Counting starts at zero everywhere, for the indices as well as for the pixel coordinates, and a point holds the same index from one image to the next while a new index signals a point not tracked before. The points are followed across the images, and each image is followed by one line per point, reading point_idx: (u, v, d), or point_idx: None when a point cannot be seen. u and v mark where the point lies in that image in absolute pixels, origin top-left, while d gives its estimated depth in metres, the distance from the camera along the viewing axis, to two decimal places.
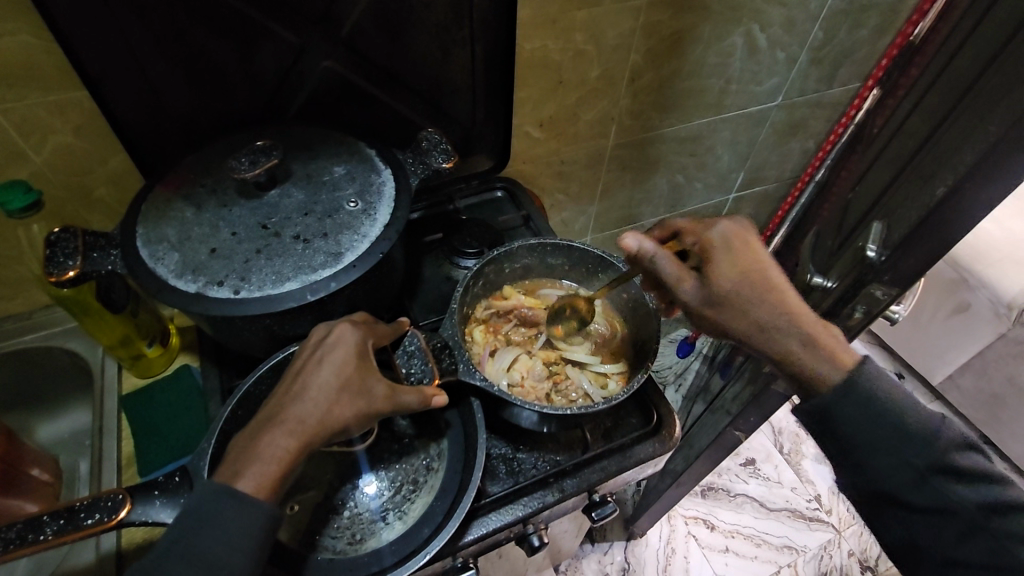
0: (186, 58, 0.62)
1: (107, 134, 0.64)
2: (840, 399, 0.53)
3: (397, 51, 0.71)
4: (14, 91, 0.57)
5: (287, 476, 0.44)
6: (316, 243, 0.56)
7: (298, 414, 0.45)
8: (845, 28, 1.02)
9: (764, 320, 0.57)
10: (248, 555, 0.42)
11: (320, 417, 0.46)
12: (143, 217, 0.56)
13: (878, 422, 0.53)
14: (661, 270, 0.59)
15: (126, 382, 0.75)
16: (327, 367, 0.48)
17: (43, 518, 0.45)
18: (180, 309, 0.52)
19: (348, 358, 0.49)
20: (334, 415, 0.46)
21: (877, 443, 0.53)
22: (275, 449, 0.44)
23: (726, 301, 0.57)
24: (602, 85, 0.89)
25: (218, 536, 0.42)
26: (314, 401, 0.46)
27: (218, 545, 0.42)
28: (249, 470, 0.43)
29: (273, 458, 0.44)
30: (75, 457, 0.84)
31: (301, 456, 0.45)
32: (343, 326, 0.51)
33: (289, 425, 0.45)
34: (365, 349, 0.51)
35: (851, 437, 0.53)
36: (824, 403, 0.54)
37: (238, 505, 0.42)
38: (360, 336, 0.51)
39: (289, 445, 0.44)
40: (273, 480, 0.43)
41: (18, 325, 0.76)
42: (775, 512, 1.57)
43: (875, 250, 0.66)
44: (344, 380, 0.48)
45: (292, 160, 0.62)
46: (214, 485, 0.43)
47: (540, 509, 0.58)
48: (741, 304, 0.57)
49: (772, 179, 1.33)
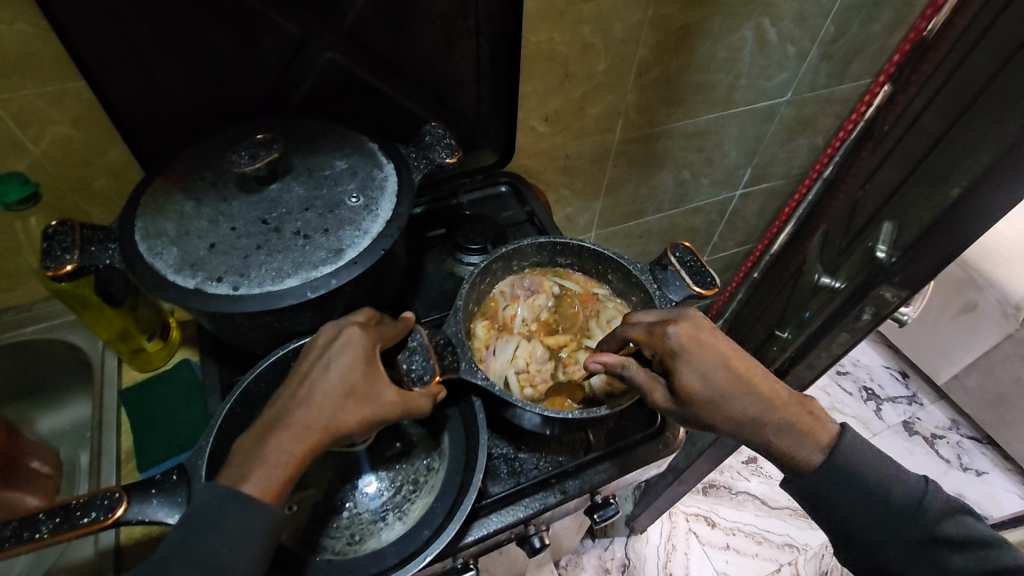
0: (186, 49, 0.60)
1: (105, 125, 0.63)
2: (825, 481, 0.55)
3: (401, 42, 0.70)
4: (11, 83, 0.57)
5: (291, 479, 0.44)
6: (316, 239, 0.55)
7: (302, 419, 0.45)
8: (857, 22, 1.00)
9: (729, 418, 0.55)
10: (251, 558, 0.42)
11: (325, 423, 0.45)
12: (141, 211, 0.55)
13: (863, 497, 0.55)
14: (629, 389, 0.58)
15: (125, 376, 0.75)
16: (331, 370, 0.47)
17: (39, 516, 0.44)
18: (179, 306, 0.51)
19: (355, 362, 0.48)
20: (335, 417, 0.45)
21: (859, 518, 0.55)
22: (281, 453, 0.43)
23: (703, 408, 0.55)
24: (609, 79, 0.88)
25: (219, 541, 0.41)
26: (317, 402, 0.46)
27: (219, 548, 0.41)
28: (253, 473, 0.43)
29: (276, 461, 0.43)
30: (75, 449, 0.84)
31: (304, 458, 0.44)
32: (351, 329, 0.50)
33: (294, 428, 0.44)
34: (374, 354, 0.49)
35: (844, 508, 0.55)
36: (814, 486, 0.56)
37: (241, 508, 0.42)
38: (369, 341, 0.49)
39: (296, 450, 0.44)
40: (275, 486, 0.43)
41: (17, 317, 0.76)
42: (777, 510, 1.57)
43: (885, 251, 0.64)
44: (347, 381, 0.47)
45: (293, 153, 0.61)
46: (216, 486, 0.43)
47: (542, 511, 0.58)
48: (718, 402, 0.54)
49: (779, 176, 1.32)
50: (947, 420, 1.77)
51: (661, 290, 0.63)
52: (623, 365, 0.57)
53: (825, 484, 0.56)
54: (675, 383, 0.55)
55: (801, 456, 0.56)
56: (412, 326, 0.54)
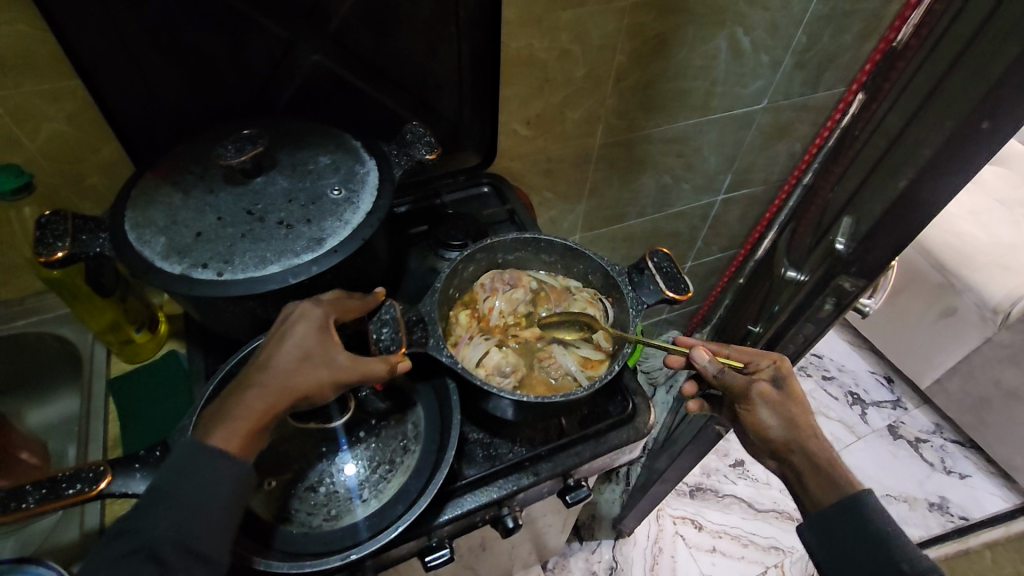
0: (178, 50, 0.63)
1: (97, 121, 0.66)
2: (838, 513, 0.57)
3: (385, 46, 0.73)
4: (8, 80, 0.59)
5: (250, 434, 0.46)
6: (298, 229, 0.57)
7: (264, 380, 0.48)
8: (828, 33, 1.04)
9: (801, 425, 0.63)
10: (226, 506, 0.44)
11: (285, 384, 0.47)
12: (131, 203, 0.58)
13: (861, 533, 0.56)
14: (728, 381, 0.67)
15: (114, 367, 0.76)
16: (288, 341, 0.49)
17: (25, 488, 0.46)
18: (165, 290, 0.53)
19: (310, 332, 0.50)
20: (294, 383, 0.48)
21: (851, 550, 0.56)
22: (244, 409, 0.46)
23: (784, 406, 0.64)
24: (588, 85, 0.92)
25: (196, 494, 0.43)
26: (278, 369, 0.48)
27: (189, 508, 0.43)
28: (229, 430, 0.46)
29: (246, 420, 0.46)
30: (63, 442, 0.85)
31: (271, 417, 0.47)
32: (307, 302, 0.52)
33: (258, 387, 0.47)
34: (326, 324, 0.51)
35: (843, 542, 0.56)
36: (825, 514, 0.58)
37: (214, 471, 0.44)
38: (324, 311, 0.52)
39: (251, 407, 0.46)
40: (242, 447, 0.46)
41: (9, 310, 0.77)
42: (763, 513, 1.58)
43: (842, 243, 0.68)
44: (305, 351, 0.49)
45: (278, 149, 0.64)
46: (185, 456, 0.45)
47: (515, 492, 0.60)
48: (796, 407, 0.64)
49: (759, 182, 1.36)
50: (931, 425, 1.79)
51: (635, 292, 0.65)
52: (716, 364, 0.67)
53: (836, 515, 0.57)
54: (777, 386, 0.65)
55: (841, 478, 0.59)
56: (383, 300, 0.56)
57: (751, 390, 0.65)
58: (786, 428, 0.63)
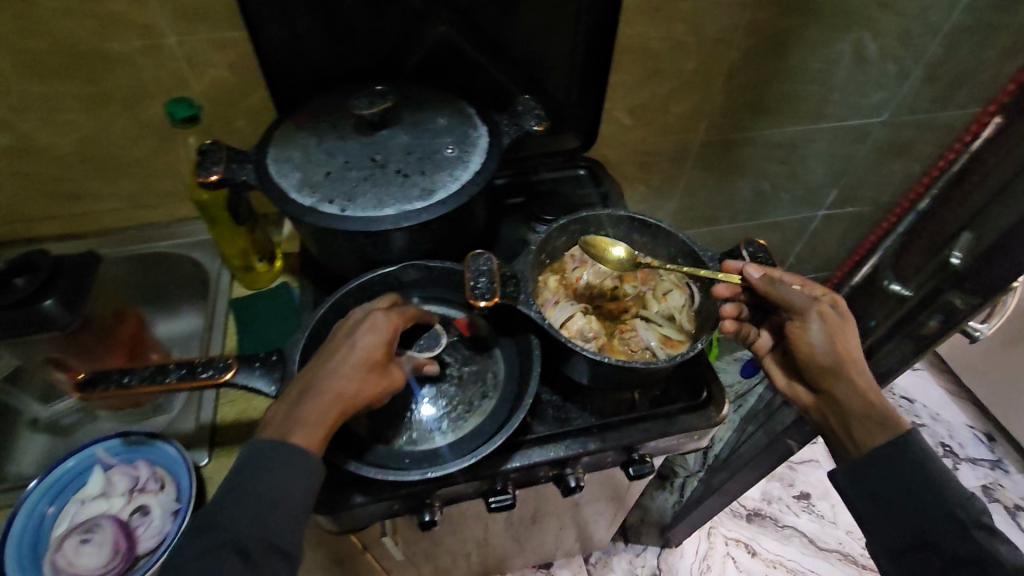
0: (326, 11, 0.71)
1: (252, 71, 0.75)
2: (889, 458, 0.58)
3: (507, 24, 0.77)
4: (189, 27, 0.69)
5: (331, 435, 0.51)
6: (414, 178, 0.63)
7: (334, 388, 0.51)
8: (969, 46, 0.97)
9: (853, 358, 0.61)
10: (301, 503, 0.49)
11: (354, 393, 0.51)
12: (274, 141, 0.65)
13: (911, 476, 0.57)
14: (785, 297, 0.63)
15: (235, 290, 0.86)
16: (357, 349, 0.53)
17: (170, 365, 0.56)
18: (295, 218, 0.60)
19: (379, 341, 0.54)
20: (363, 392, 0.52)
21: (895, 489, 0.57)
22: (318, 415, 0.50)
23: (842, 333, 0.61)
24: (696, 79, 0.92)
25: (277, 482, 0.48)
26: (347, 376, 0.52)
27: (273, 492, 0.48)
28: (310, 429, 0.50)
29: (319, 426, 0.50)
30: (183, 352, 0.96)
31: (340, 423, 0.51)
32: (374, 313, 0.56)
33: (328, 395, 0.51)
34: (392, 337, 0.56)
35: (887, 495, 0.58)
36: (870, 458, 0.59)
37: (292, 457, 0.49)
38: (390, 324, 0.56)
39: (334, 412, 0.50)
40: (319, 443, 0.50)
41: (158, 232, 0.90)
42: (825, 551, 1.49)
43: (959, 258, 0.66)
44: (372, 360, 0.53)
45: (402, 108, 0.70)
46: (273, 442, 0.49)
47: (580, 453, 0.62)
48: (850, 337, 0.61)
49: (867, 202, 1.28)
50: None
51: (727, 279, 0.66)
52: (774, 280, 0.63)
53: (886, 459, 0.58)
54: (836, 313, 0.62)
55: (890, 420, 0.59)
56: (483, 252, 0.60)
57: (811, 310, 0.62)
58: (836, 355, 0.61)
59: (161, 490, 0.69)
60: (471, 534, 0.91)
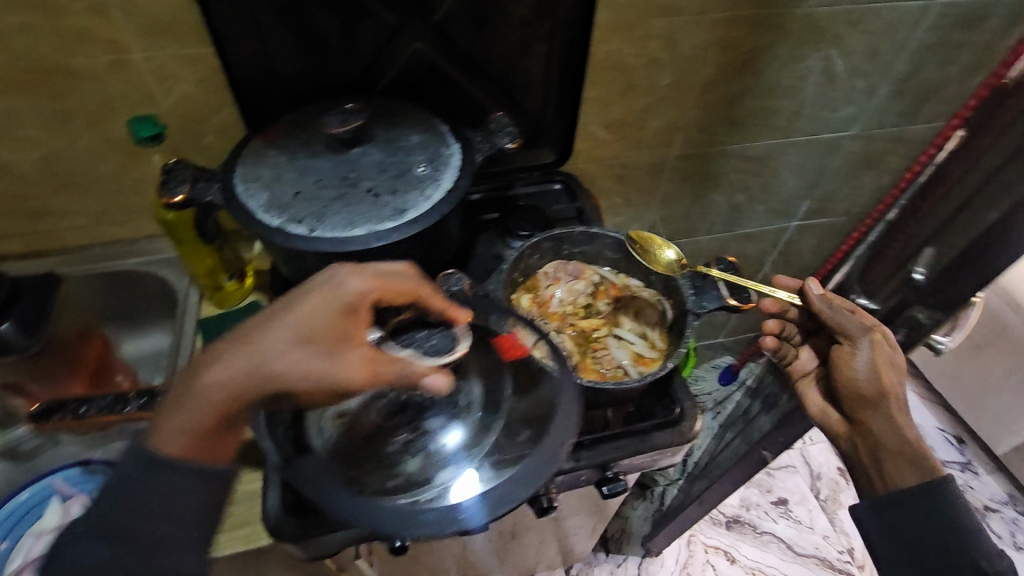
0: (298, 28, 0.70)
1: (221, 88, 0.74)
2: (914, 501, 0.60)
3: (481, 40, 0.77)
4: (157, 43, 0.68)
5: (226, 418, 0.50)
6: (385, 198, 0.62)
7: (254, 358, 0.50)
8: (934, 62, 1.00)
9: (893, 391, 0.65)
10: (186, 512, 0.49)
11: (265, 363, 0.50)
12: (243, 159, 0.64)
13: (931, 520, 0.59)
14: (839, 319, 0.69)
15: (204, 309, 0.84)
16: (293, 314, 0.50)
17: None
18: (264, 239, 0.59)
19: (314, 308, 0.50)
20: (293, 364, 0.49)
21: (917, 532, 0.59)
22: (211, 391, 0.50)
23: (892, 364, 0.66)
24: (671, 95, 0.93)
25: (156, 498, 0.48)
26: (272, 347, 0.50)
27: (166, 504, 0.48)
28: (187, 412, 0.50)
29: (209, 406, 0.49)
30: (152, 372, 0.94)
31: (233, 405, 0.50)
32: (338, 275, 0.52)
33: (238, 368, 0.50)
34: (359, 303, 0.51)
35: (908, 537, 0.60)
36: (895, 500, 0.61)
37: (165, 477, 0.49)
38: (358, 290, 0.51)
39: (224, 392, 0.50)
40: (197, 438, 0.50)
41: (124, 249, 0.88)
42: (803, 557, 1.50)
43: (921, 274, 0.68)
44: (311, 330, 0.50)
45: (374, 125, 0.69)
46: (155, 441, 0.50)
47: (554, 473, 0.62)
48: (895, 368, 0.66)
49: (839, 213, 1.31)
50: (1004, 495, 1.65)
51: (696, 295, 0.66)
52: (831, 302, 0.70)
53: (912, 502, 0.60)
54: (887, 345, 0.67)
55: (925, 463, 0.61)
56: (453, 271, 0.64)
57: (866, 336, 0.67)
58: (881, 383, 0.65)
59: None
60: (448, 552, 0.90)
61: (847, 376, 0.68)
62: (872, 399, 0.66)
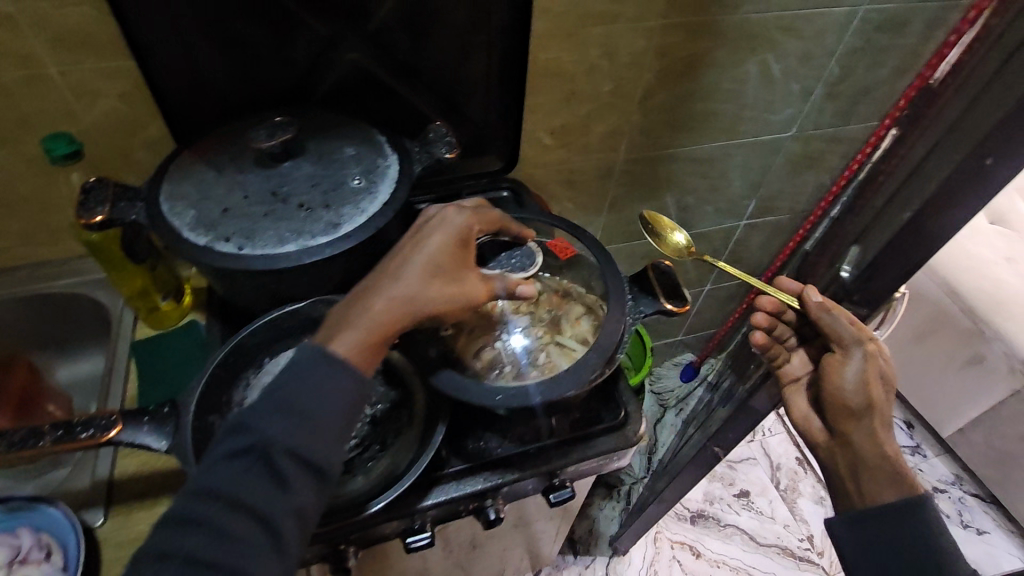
0: (224, 39, 0.68)
1: (148, 102, 0.71)
2: (887, 515, 0.65)
3: (418, 49, 0.76)
4: (73, 57, 0.65)
5: (379, 351, 0.52)
6: (317, 212, 0.61)
7: (389, 294, 0.53)
8: (863, 65, 1.04)
9: (880, 406, 0.69)
10: (335, 413, 0.49)
11: (414, 294, 0.53)
12: (168, 176, 0.62)
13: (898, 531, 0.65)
14: (837, 328, 0.70)
15: (139, 331, 0.81)
16: (421, 251, 0.55)
17: (46, 427, 0.54)
18: (190, 259, 0.57)
19: (446, 243, 0.56)
20: (429, 291, 0.53)
21: (886, 544, 0.65)
22: (365, 317, 0.52)
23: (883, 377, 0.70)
24: (614, 100, 0.94)
25: (312, 396, 0.48)
26: (407, 282, 0.53)
27: (312, 402, 0.48)
28: (355, 338, 0.51)
29: (367, 330, 0.51)
30: (87, 398, 0.92)
31: (396, 329, 0.53)
32: (449, 212, 0.59)
33: (386, 298, 0.52)
34: (464, 235, 0.58)
35: (879, 545, 0.66)
36: (868, 515, 0.67)
37: (330, 370, 0.49)
38: (465, 222, 0.58)
39: (393, 318, 0.52)
40: (366, 355, 0.51)
41: (51, 270, 0.84)
42: (765, 547, 1.54)
43: (847, 271, 0.73)
44: (438, 266, 0.55)
45: (307, 137, 0.68)
46: (316, 349, 0.50)
47: (499, 485, 0.62)
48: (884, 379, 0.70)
49: (785, 211, 1.35)
50: (951, 475, 1.73)
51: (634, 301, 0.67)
52: (828, 310, 0.71)
53: (884, 516, 0.66)
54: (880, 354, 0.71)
55: (901, 477, 0.67)
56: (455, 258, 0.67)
57: (862, 347, 0.70)
58: (870, 396, 0.69)
59: (46, 560, 0.64)
60: (405, 566, 0.89)
61: (836, 389, 0.71)
62: (859, 412, 0.70)
